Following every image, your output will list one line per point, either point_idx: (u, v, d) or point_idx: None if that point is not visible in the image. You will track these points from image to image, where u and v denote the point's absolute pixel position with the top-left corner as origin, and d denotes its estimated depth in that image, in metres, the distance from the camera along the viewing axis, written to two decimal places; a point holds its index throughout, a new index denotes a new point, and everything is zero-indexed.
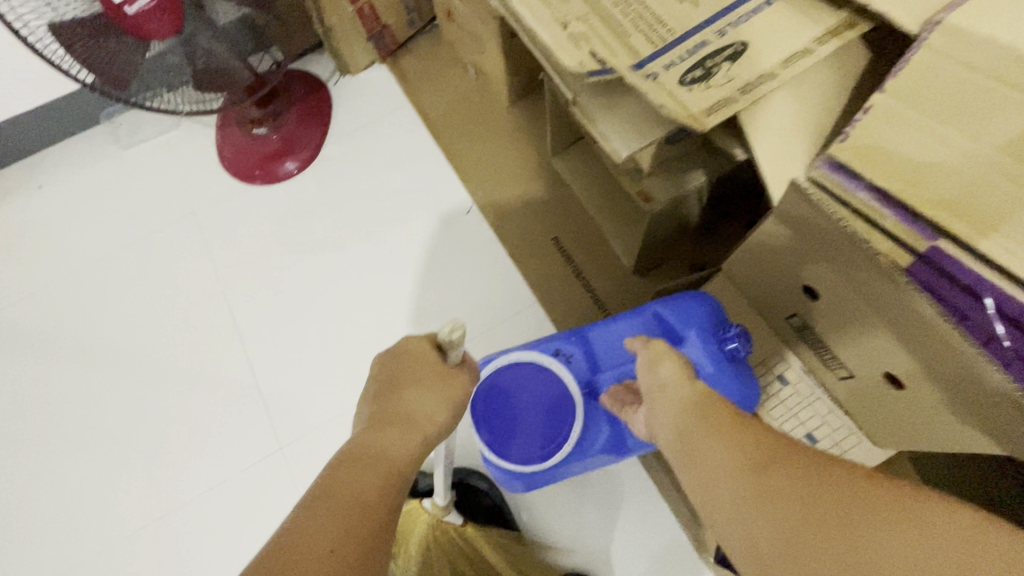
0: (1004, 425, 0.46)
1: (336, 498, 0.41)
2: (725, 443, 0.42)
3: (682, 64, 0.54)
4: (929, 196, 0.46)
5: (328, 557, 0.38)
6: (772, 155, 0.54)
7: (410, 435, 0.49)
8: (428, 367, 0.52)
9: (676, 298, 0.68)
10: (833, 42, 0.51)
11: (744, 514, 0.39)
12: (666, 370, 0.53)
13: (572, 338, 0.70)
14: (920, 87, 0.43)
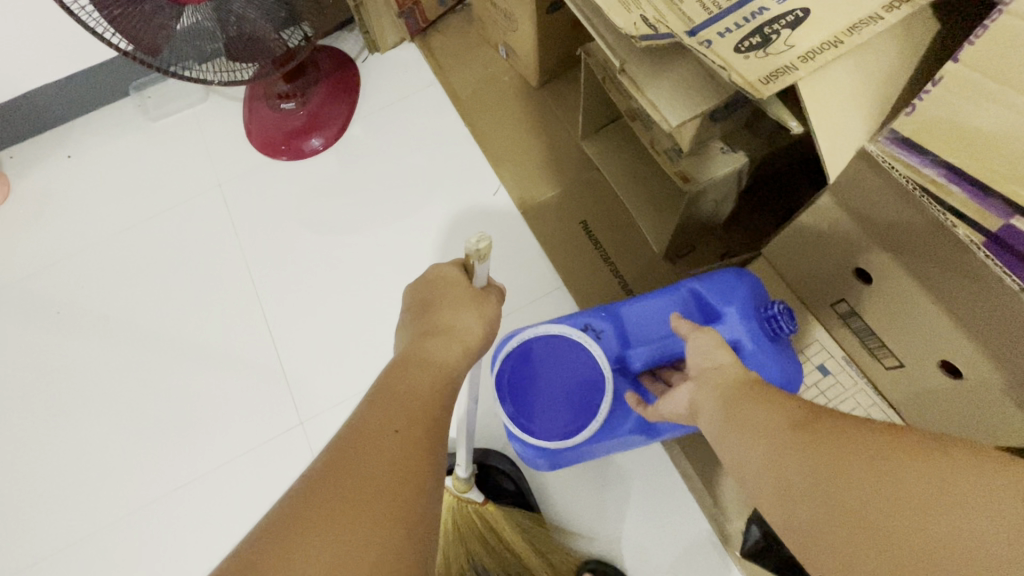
0: None
1: (395, 393, 0.45)
2: (769, 408, 0.44)
3: (736, 31, 0.52)
4: (1008, 172, 0.41)
5: (395, 433, 0.42)
6: (831, 129, 0.50)
7: (450, 343, 0.52)
8: (458, 288, 0.54)
9: (715, 275, 0.66)
10: (907, 7, 0.47)
11: (776, 466, 0.41)
12: (717, 348, 0.53)
13: (604, 313, 0.69)
14: (1001, 52, 0.37)
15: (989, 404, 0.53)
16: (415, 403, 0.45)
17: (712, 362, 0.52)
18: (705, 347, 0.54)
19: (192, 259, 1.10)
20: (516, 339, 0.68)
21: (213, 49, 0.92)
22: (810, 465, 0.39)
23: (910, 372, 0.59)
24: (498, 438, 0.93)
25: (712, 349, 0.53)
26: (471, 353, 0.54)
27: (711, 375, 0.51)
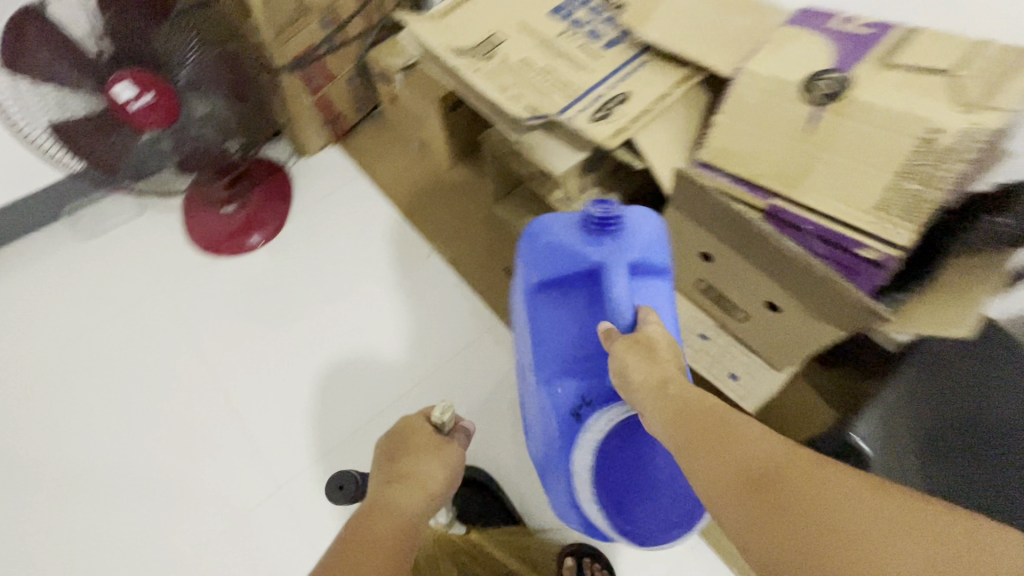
0: (845, 317, 0.67)
1: (366, 533, 0.47)
2: (729, 433, 0.42)
3: (587, 110, 0.78)
4: (761, 172, 0.68)
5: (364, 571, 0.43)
6: (661, 162, 0.77)
7: (415, 490, 0.54)
8: (423, 441, 0.61)
9: (559, 257, 0.71)
10: (682, 87, 0.78)
11: (725, 491, 0.39)
12: (656, 368, 0.53)
13: (561, 388, 0.72)
14: (740, 105, 0.69)
15: (804, 328, 0.75)
16: (384, 547, 0.46)
17: (642, 375, 0.52)
18: (631, 368, 0.54)
19: (145, 359, 1.14)
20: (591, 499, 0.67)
21: (167, 163, 1.03)
22: (757, 499, 0.37)
23: (755, 319, 0.81)
24: (468, 462, 1.04)
25: (633, 371, 0.53)
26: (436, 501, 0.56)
27: (653, 397, 0.50)
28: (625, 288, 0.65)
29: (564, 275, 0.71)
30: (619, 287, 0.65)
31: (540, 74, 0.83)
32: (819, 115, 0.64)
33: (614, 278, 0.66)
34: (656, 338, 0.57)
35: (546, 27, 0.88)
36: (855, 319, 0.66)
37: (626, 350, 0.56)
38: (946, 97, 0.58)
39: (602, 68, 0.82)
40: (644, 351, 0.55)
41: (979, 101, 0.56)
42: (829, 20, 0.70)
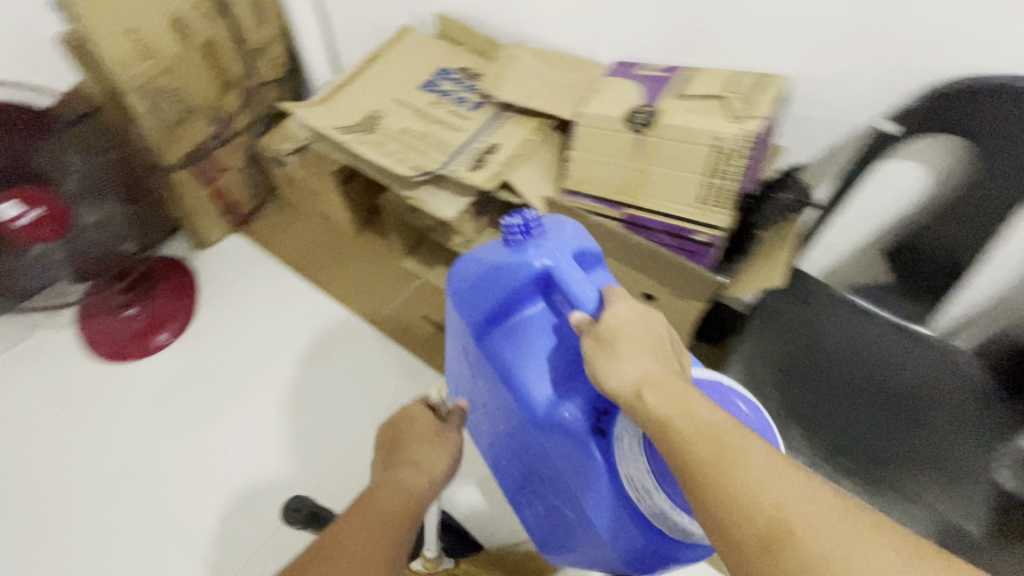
0: (696, 289, 0.84)
1: (375, 506, 0.57)
2: (735, 477, 0.40)
3: (465, 163, 0.91)
4: (612, 190, 0.87)
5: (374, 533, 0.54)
6: (534, 193, 0.91)
7: (418, 475, 0.63)
8: (427, 428, 0.68)
9: (499, 280, 0.62)
10: (539, 132, 0.94)
11: (730, 541, 0.39)
12: (633, 366, 0.49)
13: (569, 414, 0.59)
14: (585, 140, 0.86)
15: (675, 308, 0.90)
16: (391, 518, 0.56)
17: (618, 387, 0.49)
18: (611, 380, 0.50)
19: (61, 482, 1.11)
20: (668, 501, 0.55)
21: (62, 277, 1.03)
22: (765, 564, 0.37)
23: None
24: None
25: (605, 378, 0.50)
26: (437, 482, 0.65)
27: (641, 417, 0.47)
28: (581, 279, 0.57)
29: (514, 295, 0.62)
30: (575, 281, 0.57)
31: (420, 138, 0.96)
32: (642, 138, 0.80)
33: (565, 275, 0.58)
34: (626, 327, 0.52)
35: (418, 100, 1.02)
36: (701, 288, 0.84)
37: (600, 351, 0.51)
38: (723, 113, 0.76)
39: (472, 125, 0.96)
40: (621, 348, 0.50)
41: (745, 112, 0.75)
42: (638, 69, 0.90)
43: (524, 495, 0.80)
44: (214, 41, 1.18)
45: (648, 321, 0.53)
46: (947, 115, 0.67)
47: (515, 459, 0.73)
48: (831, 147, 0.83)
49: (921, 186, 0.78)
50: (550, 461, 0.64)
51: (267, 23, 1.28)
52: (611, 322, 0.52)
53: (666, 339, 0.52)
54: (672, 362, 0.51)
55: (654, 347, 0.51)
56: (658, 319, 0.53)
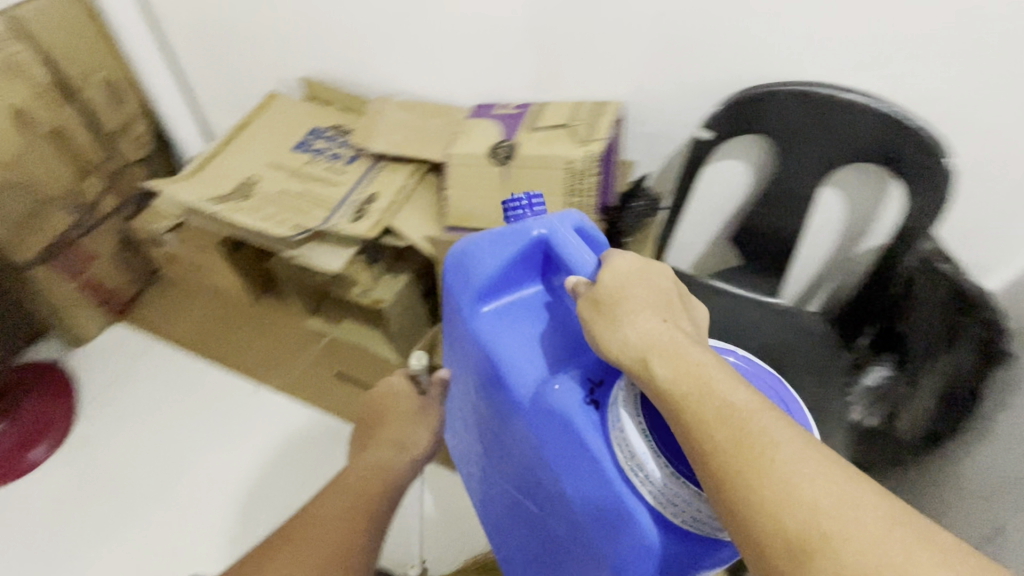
0: None
1: (344, 494, 0.66)
2: (760, 474, 0.36)
3: (346, 215, 0.94)
4: (490, 221, 0.92)
5: (331, 526, 0.63)
6: (419, 235, 0.95)
7: (394, 455, 0.69)
8: (406, 404, 0.71)
9: (493, 251, 0.58)
10: (415, 177, 0.99)
11: (755, 542, 0.35)
12: (636, 330, 0.45)
13: (561, 385, 0.53)
14: (458, 179, 0.92)
15: None
16: (355, 507, 0.65)
17: (621, 350, 0.45)
18: (614, 347, 0.46)
19: None
20: (668, 468, 0.46)
21: None
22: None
23: None
24: None
25: (603, 341, 0.47)
26: (418, 459, 0.70)
27: (649, 388, 0.43)
28: (581, 247, 0.56)
29: (506, 267, 0.58)
30: (575, 247, 0.56)
31: (298, 197, 0.97)
32: (507, 170, 0.88)
33: (564, 241, 0.56)
34: (629, 285, 0.48)
35: (292, 161, 1.04)
36: None
37: (602, 316, 0.48)
38: (572, 139, 0.85)
39: (349, 179, 0.99)
40: (626, 308, 0.47)
41: (590, 135, 0.84)
42: (495, 109, 0.98)
43: (508, 527, 0.69)
44: (64, 128, 1.12)
45: (651, 276, 0.49)
46: (753, 119, 0.79)
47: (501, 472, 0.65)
48: (668, 157, 0.95)
49: (748, 176, 0.90)
50: (536, 456, 0.55)
51: (125, 103, 1.25)
52: (612, 281, 0.49)
53: (672, 294, 0.49)
54: (681, 319, 0.47)
55: (660, 298, 0.48)
56: (661, 268, 0.50)
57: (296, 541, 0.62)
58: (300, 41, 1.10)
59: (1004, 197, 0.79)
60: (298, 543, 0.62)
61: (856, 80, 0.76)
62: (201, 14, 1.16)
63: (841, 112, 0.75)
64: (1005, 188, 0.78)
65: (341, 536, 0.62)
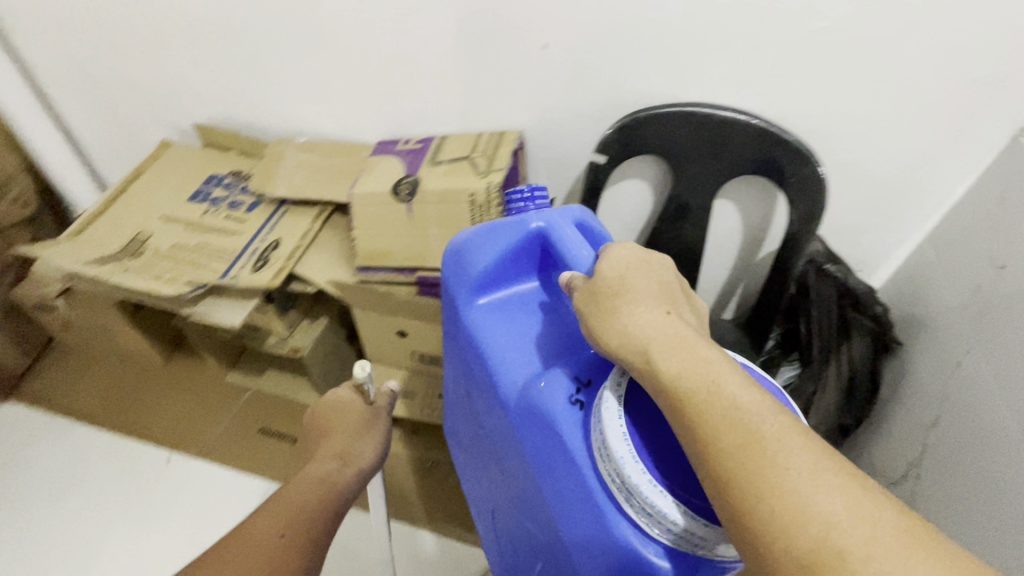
0: None
1: (294, 501, 0.61)
2: (773, 483, 0.34)
3: (247, 265, 0.89)
4: (400, 258, 0.90)
5: (280, 536, 0.56)
6: (327, 280, 0.92)
7: (343, 465, 0.68)
8: (353, 417, 0.74)
9: (490, 243, 0.61)
10: (320, 219, 0.95)
11: (761, 554, 0.34)
12: (639, 323, 0.44)
13: (545, 381, 0.52)
14: (363, 219, 0.89)
15: None
16: (306, 516, 0.60)
17: (621, 342, 0.44)
18: (613, 340, 0.45)
19: None
20: (649, 478, 0.43)
21: None
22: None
23: None
24: None
25: (602, 329, 0.46)
26: (362, 471, 0.70)
27: (651, 383, 0.42)
28: (576, 239, 0.59)
29: (503, 260, 0.61)
30: (570, 239, 0.59)
31: (193, 251, 0.92)
32: (411, 208, 0.86)
33: (560, 234, 0.60)
34: (628, 275, 0.48)
35: (188, 213, 0.98)
36: None
37: (598, 307, 0.47)
38: (473, 172, 0.85)
39: (250, 227, 0.95)
40: (624, 300, 0.46)
41: (489, 168, 0.85)
42: (398, 144, 0.97)
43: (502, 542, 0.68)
44: None
45: (651, 268, 0.50)
46: (644, 140, 0.81)
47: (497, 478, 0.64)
48: (572, 180, 0.97)
49: (653, 189, 0.92)
50: (519, 458, 0.55)
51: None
52: (610, 272, 0.48)
53: (674, 286, 0.49)
54: (682, 312, 0.47)
55: (662, 290, 0.47)
56: (661, 260, 0.50)
57: (230, 551, 0.55)
58: (190, 85, 1.06)
59: (878, 199, 0.85)
60: (239, 530, 0.57)
61: (734, 100, 0.80)
62: (77, 62, 1.09)
63: (723, 128, 0.79)
64: (878, 191, 0.84)
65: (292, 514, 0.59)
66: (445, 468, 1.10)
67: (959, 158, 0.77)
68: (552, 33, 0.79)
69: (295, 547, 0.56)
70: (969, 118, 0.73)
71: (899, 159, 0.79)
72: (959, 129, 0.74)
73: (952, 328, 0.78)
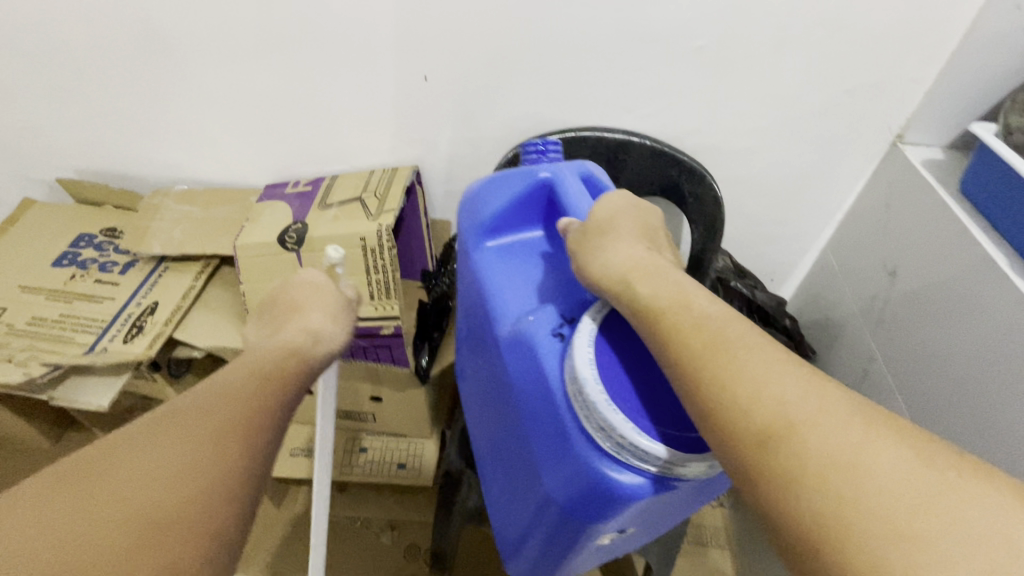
0: (405, 381, 0.86)
1: (247, 372, 0.43)
2: (728, 366, 0.36)
3: (118, 334, 0.80)
4: None
5: (238, 405, 0.38)
6: (214, 342, 0.83)
7: (307, 342, 0.51)
8: (321, 295, 0.59)
9: (500, 191, 0.64)
10: (204, 275, 0.87)
11: (720, 428, 0.35)
12: (623, 255, 0.48)
13: (535, 316, 0.55)
14: (250, 272, 0.81)
15: (401, 402, 0.90)
16: (271, 383, 0.42)
17: (606, 271, 0.48)
18: (596, 270, 0.49)
19: None
20: (605, 398, 0.46)
21: None
22: (767, 465, 0.32)
23: (380, 414, 0.93)
24: None
25: (590, 259, 0.50)
26: (333, 353, 0.54)
27: (627, 305, 0.46)
28: (581, 196, 0.61)
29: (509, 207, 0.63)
30: (575, 194, 0.60)
31: (54, 325, 0.81)
32: (300, 257, 0.79)
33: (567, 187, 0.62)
34: (617, 216, 0.52)
35: (48, 279, 0.87)
36: (405, 379, 0.86)
37: (588, 240, 0.52)
38: (363, 212, 0.79)
39: (124, 290, 0.85)
40: (610, 237, 0.51)
41: (380, 209, 0.79)
42: (287, 188, 0.90)
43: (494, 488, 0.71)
44: None
45: (639, 214, 0.55)
46: None
47: (493, 419, 0.67)
48: None
49: None
50: (507, 382, 0.59)
51: None
52: (602, 213, 0.53)
53: (656, 231, 0.54)
54: (661, 251, 0.52)
55: (644, 232, 0.53)
56: (649, 210, 0.55)
57: (138, 440, 0.33)
58: (49, 141, 0.95)
59: (778, 210, 0.85)
60: (154, 414, 0.36)
61: (626, 123, 0.78)
62: None
63: (614, 151, 0.76)
64: (777, 202, 0.84)
65: (243, 399, 0.38)
66: (375, 525, 1.03)
67: (848, 167, 0.78)
68: (432, 64, 0.75)
69: (249, 437, 0.36)
70: (853, 128, 0.74)
71: (793, 170, 0.80)
72: (845, 138, 0.75)
73: (858, 333, 0.81)
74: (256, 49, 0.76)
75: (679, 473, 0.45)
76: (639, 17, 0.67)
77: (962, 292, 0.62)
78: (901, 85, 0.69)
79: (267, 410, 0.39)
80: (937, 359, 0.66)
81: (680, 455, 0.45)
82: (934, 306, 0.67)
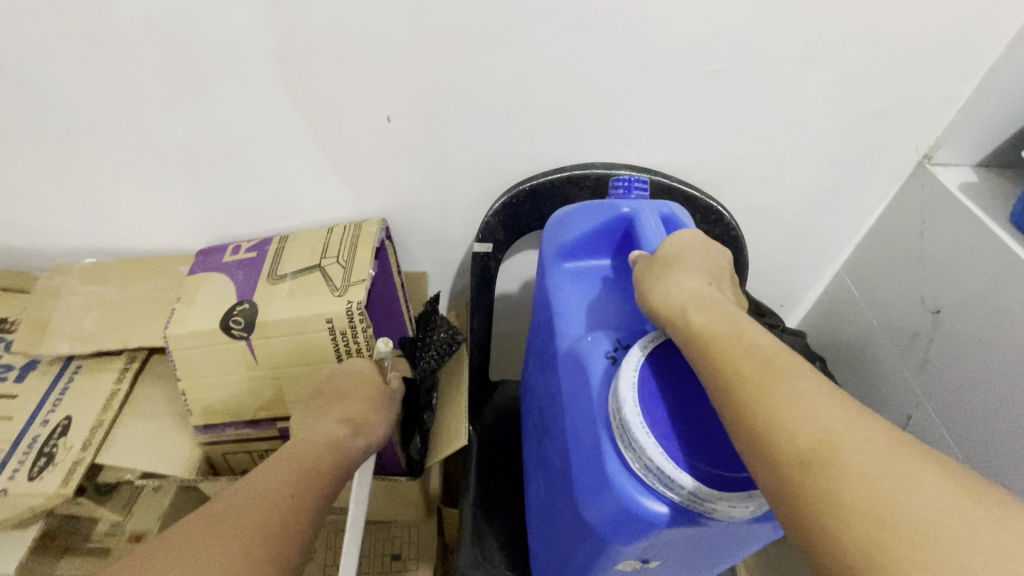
0: (390, 469, 0.75)
1: (294, 463, 0.50)
2: (773, 393, 0.36)
3: (20, 467, 0.63)
4: (250, 409, 0.69)
5: (285, 500, 0.45)
6: (151, 458, 0.68)
7: (352, 434, 0.56)
8: (365, 385, 0.62)
9: (581, 216, 0.60)
10: (128, 375, 0.71)
11: (763, 445, 0.35)
12: (683, 286, 0.46)
13: (592, 336, 0.53)
14: (189, 368, 0.66)
15: (390, 493, 0.77)
16: (316, 479, 0.49)
17: (665, 299, 0.46)
18: (656, 298, 0.47)
19: None
20: (640, 419, 0.45)
21: None
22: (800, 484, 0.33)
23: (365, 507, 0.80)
24: None
25: (655, 291, 0.48)
26: (372, 448, 0.58)
27: (682, 333, 0.44)
28: (660, 236, 0.56)
29: (589, 237, 0.59)
30: (653, 233, 0.56)
31: None
32: (252, 345, 0.65)
33: (643, 222, 0.57)
34: (686, 251, 0.50)
35: None
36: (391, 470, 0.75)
37: (652, 271, 0.50)
38: (326, 285, 0.66)
39: (24, 406, 0.68)
40: (675, 268, 0.48)
41: (347, 281, 0.65)
42: (224, 254, 0.74)
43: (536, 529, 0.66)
44: None
45: (707, 251, 0.52)
46: (530, 216, 0.68)
47: (540, 445, 0.65)
48: (459, 264, 0.82)
49: None
50: (556, 405, 0.57)
51: None
52: (670, 246, 0.51)
53: (723, 267, 0.51)
54: (724, 288, 0.49)
55: (713, 270, 0.50)
56: (719, 249, 0.52)
57: (198, 534, 0.40)
58: None
59: (793, 237, 0.77)
60: (207, 510, 0.43)
61: (627, 156, 0.68)
62: None
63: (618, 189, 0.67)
64: (790, 228, 0.77)
65: (283, 494, 0.45)
66: None
67: (867, 189, 0.71)
68: (393, 101, 0.61)
69: (289, 533, 0.43)
70: (877, 149, 0.66)
71: (809, 196, 0.72)
72: (868, 160, 0.68)
73: (896, 371, 0.74)
74: (164, 94, 0.60)
75: (702, 508, 0.43)
76: (641, 41, 0.56)
77: (972, 304, 0.63)
78: (931, 104, 0.62)
79: (308, 503, 0.46)
80: (998, 401, 0.60)
81: (709, 490, 0.43)
82: (970, 333, 0.63)
